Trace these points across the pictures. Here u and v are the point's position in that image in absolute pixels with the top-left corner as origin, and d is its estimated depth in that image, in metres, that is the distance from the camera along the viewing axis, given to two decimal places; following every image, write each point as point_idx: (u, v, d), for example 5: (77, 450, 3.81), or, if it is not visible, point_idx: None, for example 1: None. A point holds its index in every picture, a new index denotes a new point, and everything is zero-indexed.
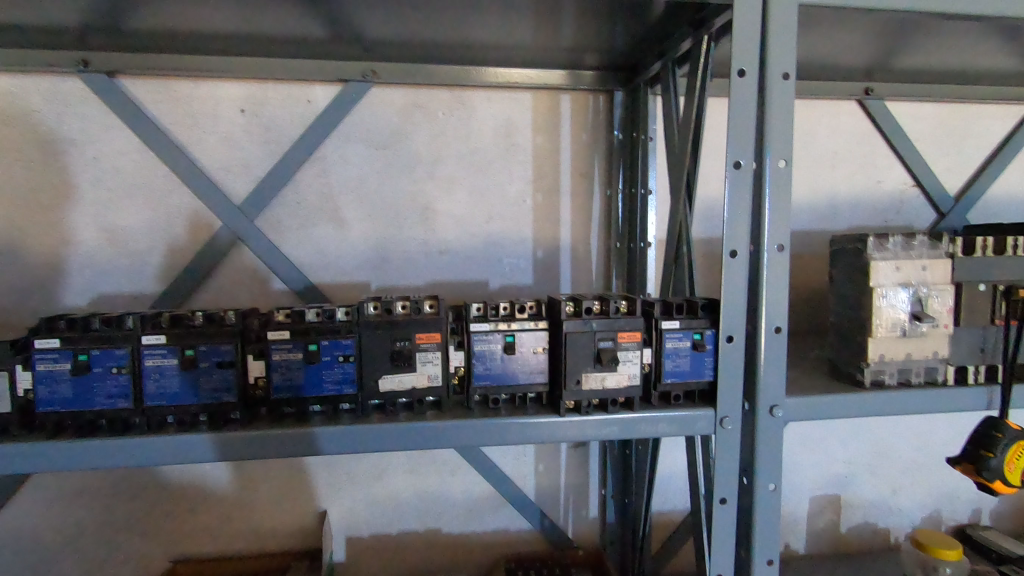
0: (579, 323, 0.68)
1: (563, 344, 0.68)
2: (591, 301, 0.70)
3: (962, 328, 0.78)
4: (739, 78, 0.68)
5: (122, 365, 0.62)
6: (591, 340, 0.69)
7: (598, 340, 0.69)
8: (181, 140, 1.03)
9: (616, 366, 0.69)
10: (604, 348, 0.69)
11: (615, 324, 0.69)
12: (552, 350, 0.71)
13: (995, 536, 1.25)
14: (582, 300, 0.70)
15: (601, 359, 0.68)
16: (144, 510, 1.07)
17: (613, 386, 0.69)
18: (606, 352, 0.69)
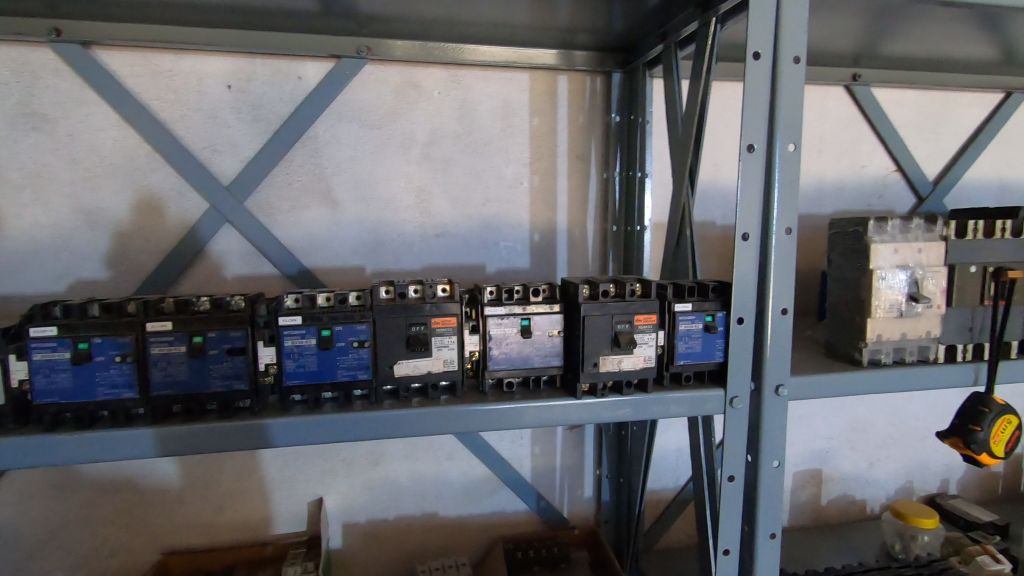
0: (596, 306, 0.68)
1: (580, 328, 0.68)
2: (607, 284, 0.70)
3: (953, 308, 0.81)
4: (754, 61, 0.68)
5: (126, 353, 0.59)
6: (609, 323, 0.69)
7: (615, 323, 0.69)
8: (164, 117, 0.97)
9: (634, 348, 0.69)
10: (621, 330, 0.69)
11: (631, 307, 0.69)
12: (568, 334, 0.70)
13: (963, 505, 1.32)
14: (598, 283, 0.70)
15: (619, 341, 0.68)
16: (130, 503, 1.04)
17: (629, 368, 0.69)
18: (623, 334, 0.69)
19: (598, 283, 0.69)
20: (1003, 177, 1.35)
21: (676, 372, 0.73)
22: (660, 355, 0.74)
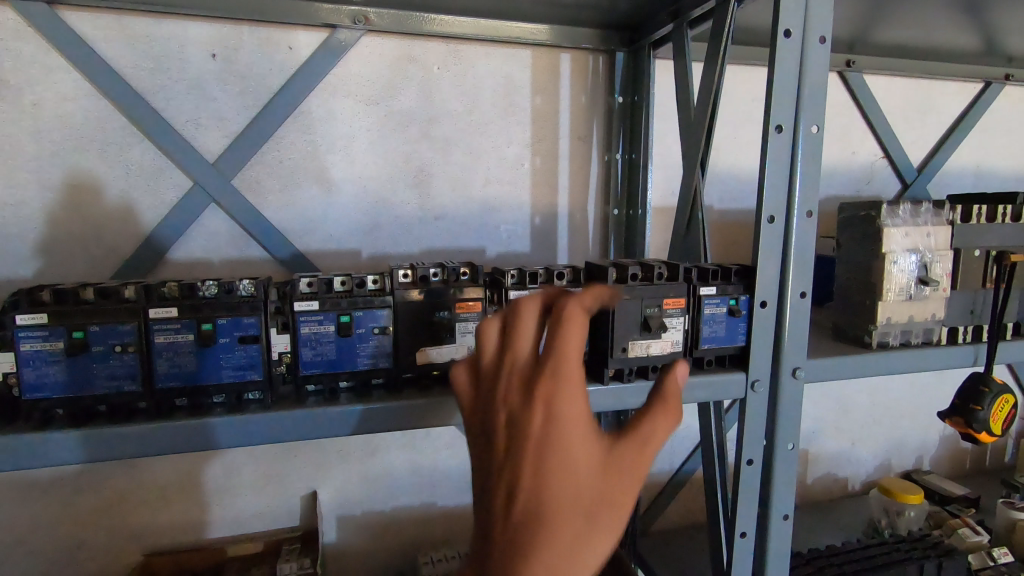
0: (625, 290, 0.67)
1: (610, 315, 0.66)
2: (635, 267, 0.69)
3: (958, 291, 0.83)
4: (785, 39, 0.66)
5: (127, 343, 0.55)
6: (638, 309, 0.68)
7: (645, 307, 0.68)
8: (141, 88, 0.90)
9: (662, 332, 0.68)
10: (651, 315, 0.68)
11: (660, 292, 0.69)
12: (596, 320, 0.69)
13: (938, 480, 1.38)
14: (626, 266, 0.69)
15: (648, 326, 0.68)
16: (108, 503, 0.97)
17: (657, 352, 0.69)
18: (653, 319, 0.68)
19: (627, 266, 0.69)
20: (980, 166, 1.39)
21: (701, 356, 0.73)
22: (688, 339, 0.73)
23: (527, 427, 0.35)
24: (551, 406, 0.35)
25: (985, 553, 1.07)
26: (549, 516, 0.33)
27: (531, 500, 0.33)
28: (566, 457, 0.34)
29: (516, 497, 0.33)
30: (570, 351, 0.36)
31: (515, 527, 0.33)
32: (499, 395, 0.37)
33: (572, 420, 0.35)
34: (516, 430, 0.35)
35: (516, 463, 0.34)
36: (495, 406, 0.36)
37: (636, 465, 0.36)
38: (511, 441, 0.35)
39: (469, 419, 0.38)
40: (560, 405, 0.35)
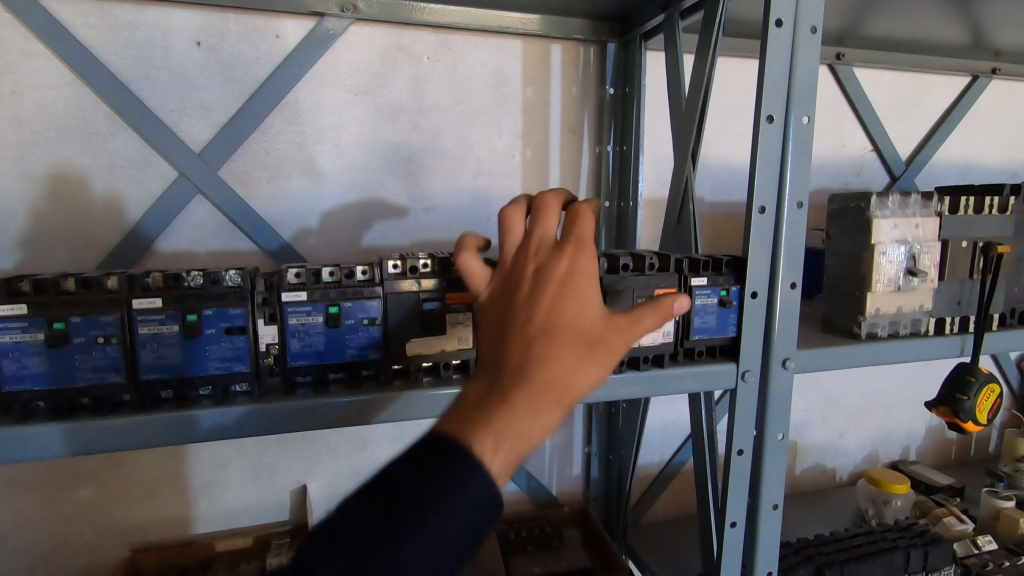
0: (618, 280, 0.68)
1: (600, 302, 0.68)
2: (627, 258, 0.69)
3: (945, 282, 0.83)
4: (776, 29, 0.66)
5: (109, 334, 0.54)
6: (629, 299, 0.69)
7: (636, 298, 0.69)
8: (124, 76, 0.88)
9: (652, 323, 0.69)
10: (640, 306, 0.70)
11: (652, 282, 0.70)
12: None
13: (924, 470, 1.39)
14: (617, 257, 0.69)
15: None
16: (94, 498, 0.96)
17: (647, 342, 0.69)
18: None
19: (618, 257, 0.68)
20: (966, 159, 1.41)
21: (692, 346, 0.73)
22: (680, 329, 0.73)
23: (553, 271, 0.48)
24: (573, 265, 0.49)
25: (970, 541, 1.09)
26: (562, 330, 0.46)
27: (550, 318, 0.47)
28: (581, 298, 0.48)
29: (538, 313, 0.47)
30: (585, 228, 0.50)
31: (530, 337, 0.46)
32: (533, 253, 0.51)
33: (590, 273, 0.48)
34: (544, 272, 0.49)
35: (539, 293, 0.48)
36: (529, 258, 0.51)
37: (634, 324, 0.48)
38: (538, 278, 0.49)
39: (506, 268, 0.53)
40: (577, 262, 0.49)
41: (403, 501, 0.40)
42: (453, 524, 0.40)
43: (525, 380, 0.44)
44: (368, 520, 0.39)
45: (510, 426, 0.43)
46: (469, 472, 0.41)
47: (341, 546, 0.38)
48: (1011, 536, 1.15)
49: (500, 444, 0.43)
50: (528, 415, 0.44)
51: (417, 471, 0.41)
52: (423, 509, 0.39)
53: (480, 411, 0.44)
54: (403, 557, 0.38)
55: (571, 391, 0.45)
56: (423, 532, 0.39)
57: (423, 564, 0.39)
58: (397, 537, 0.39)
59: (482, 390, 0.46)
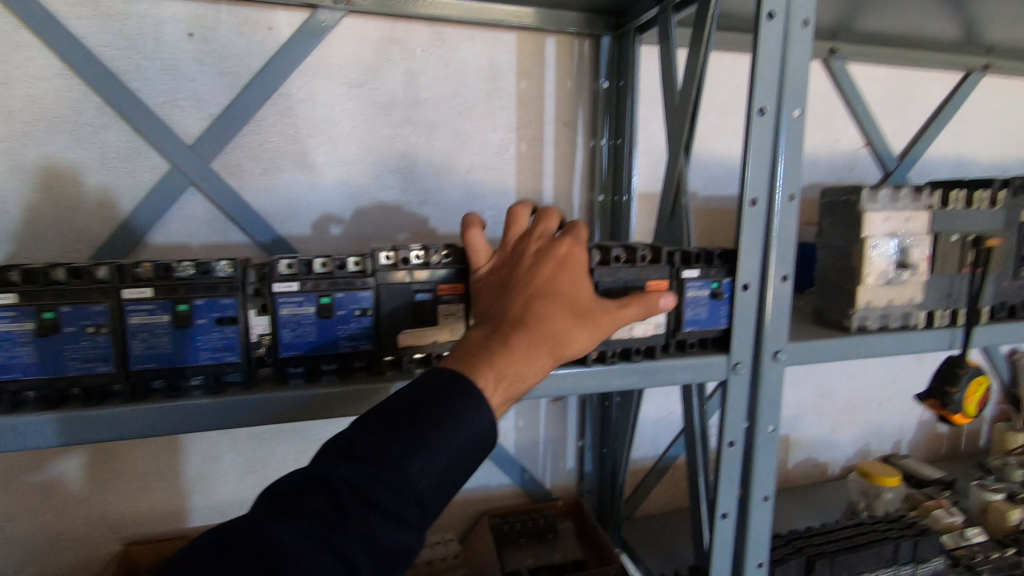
0: (609, 271, 0.68)
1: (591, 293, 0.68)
2: (620, 249, 0.69)
3: (935, 276, 0.83)
4: (768, 21, 0.66)
5: (99, 324, 0.54)
6: (620, 290, 0.69)
7: (627, 289, 0.69)
8: (115, 67, 0.87)
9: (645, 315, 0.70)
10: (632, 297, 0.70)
11: (643, 274, 0.70)
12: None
13: (915, 463, 1.40)
14: (609, 249, 0.69)
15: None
16: (86, 492, 0.96)
17: (640, 334, 0.70)
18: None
19: (610, 248, 0.68)
20: (958, 154, 1.41)
21: (685, 339, 0.73)
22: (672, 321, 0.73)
23: (552, 252, 0.59)
24: (570, 247, 0.60)
25: (959, 532, 1.09)
26: (557, 296, 0.56)
27: (548, 285, 0.56)
28: (573, 275, 0.58)
29: (535, 281, 0.57)
30: (580, 226, 0.64)
31: (532, 294, 0.56)
32: (533, 241, 0.62)
33: (581, 259, 0.60)
34: (544, 253, 0.59)
35: (542, 262, 0.59)
36: (530, 244, 0.62)
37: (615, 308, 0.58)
38: (539, 256, 0.59)
39: (508, 252, 0.63)
40: (573, 246, 0.60)
41: (413, 420, 0.47)
42: (455, 442, 0.47)
43: (525, 327, 0.53)
44: (384, 435, 0.46)
45: (508, 361, 0.51)
46: (471, 396, 0.48)
47: (360, 454, 0.45)
48: (1001, 528, 1.15)
49: (497, 376, 0.51)
50: (523, 356, 0.52)
51: (427, 396, 0.49)
52: (431, 426, 0.47)
53: (483, 349, 0.53)
54: (412, 465, 0.45)
55: (561, 344, 0.54)
56: (430, 447, 0.46)
57: (428, 473, 0.46)
58: (408, 450, 0.46)
59: (484, 336, 0.54)
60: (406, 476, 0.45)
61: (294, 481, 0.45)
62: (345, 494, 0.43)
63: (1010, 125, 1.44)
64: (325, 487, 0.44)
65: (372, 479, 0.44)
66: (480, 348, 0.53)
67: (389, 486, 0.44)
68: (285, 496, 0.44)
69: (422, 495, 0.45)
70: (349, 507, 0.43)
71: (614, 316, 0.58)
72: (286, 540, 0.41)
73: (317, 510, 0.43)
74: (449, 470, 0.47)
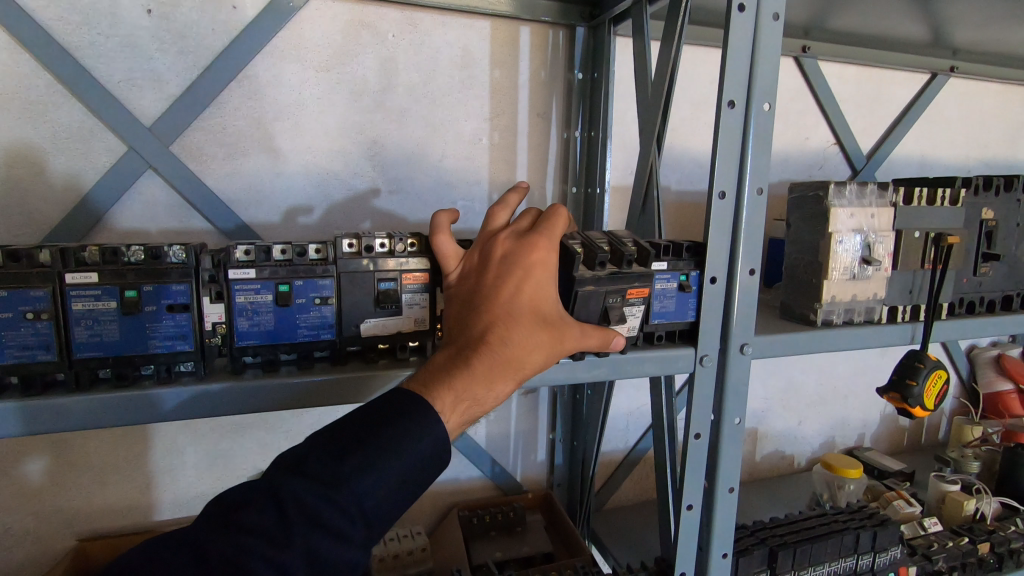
0: (592, 282, 0.65)
1: (572, 300, 0.65)
2: (606, 255, 0.66)
3: (898, 272, 0.85)
4: (739, 13, 0.66)
5: (40, 309, 0.52)
6: (600, 299, 0.67)
7: (607, 298, 0.67)
8: (67, 43, 0.83)
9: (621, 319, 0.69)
10: (612, 306, 0.68)
11: (624, 284, 0.67)
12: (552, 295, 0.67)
13: (877, 456, 1.44)
14: (598, 254, 0.65)
15: (607, 316, 0.68)
16: (37, 487, 0.92)
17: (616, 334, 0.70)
18: (614, 309, 0.68)
19: (596, 255, 0.65)
20: (924, 154, 1.44)
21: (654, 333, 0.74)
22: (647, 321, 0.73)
23: (520, 261, 0.57)
24: (541, 254, 0.57)
25: (916, 523, 1.13)
26: (521, 315, 0.55)
27: (512, 302, 0.55)
28: (539, 289, 0.57)
29: (501, 297, 0.55)
30: (556, 227, 0.60)
31: (498, 312, 0.54)
32: (502, 242, 0.59)
33: (549, 269, 0.58)
34: (511, 261, 0.57)
35: (510, 272, 0.56)
36: (499, 246, 0.59)
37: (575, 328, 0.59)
38: (507, 265, 0.57)
39: (476, 252, 0.60)
40: (545, 255, 0.58)
41: (365, 440, 0.47)
42: (402, 468, 0.47)
43: (487, 353, 0.53)
44: (335, 452, 0.46)
45: (471, 387, 0.52)
46: (423, 416, 0.49)
47: (310, 470, 0.45)
48: (957, 518, 1.19)
49: (460, 403, 0.52)
50: (485, 381, 0.52)
51: (379, 419, 0.49)
52: (381, 447, 0.47)
53: (445, 371, 0.53)
54: (360, 484, 0.45)
55: (523, 366, 0.55)
56: (380, 471, 0.46)
57: (376, 494, 0.46)
58: (358, 469, 0.45)
59: (447, 356, 0.55)
60: (355, 494, 0.44)
61: (241, 493, 0.44)
62: (294, 514, 0.43)
63: (974, 127, 1.47)
64: (271, 501, 0.43)
65: (320, 498, 0.43)
66: (444, 371, 0.53)
67: (335, 503, 0.44)
68: (228, 511, 0.43)
69: (370, 514, 0.46)
70: (295, 524, 0.42)
71: (573, 337, 0.59)
72: (226, 556, 0.40)
73: (262, 528, 0.42)
74: (401, 473, 0.47)
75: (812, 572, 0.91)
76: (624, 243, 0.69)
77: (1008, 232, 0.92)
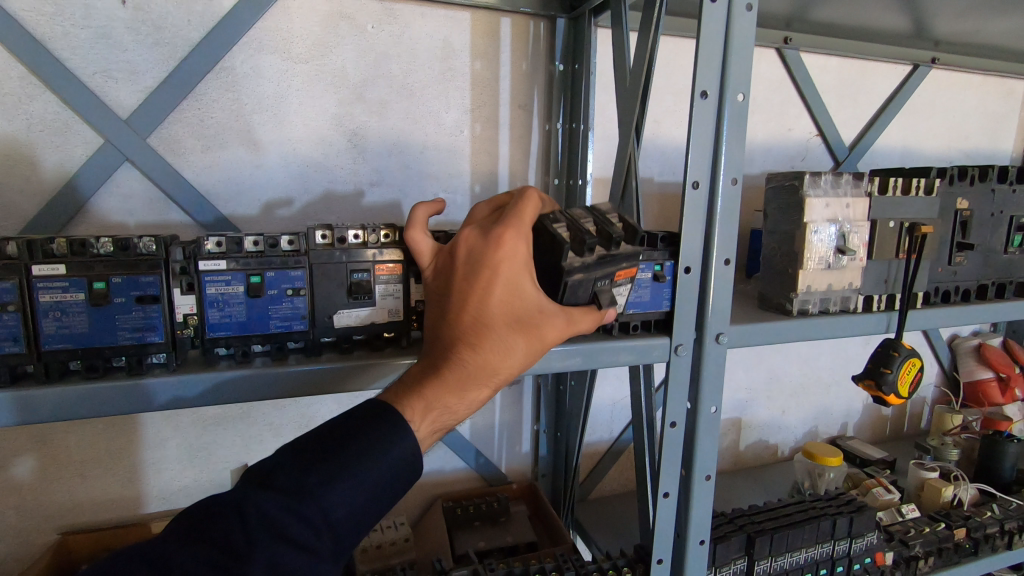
0: (580, 271, 0.62)
1: (561, 289, 0.63)
2: (595, 240, 0.62)
3: (874, 261, 0.86)
4: (711, 4, 0.66)
5: (7, 302, 0.52)
6: (591, 283, 0.64)
7: (597, 283, 0.65)
8: (40, 34, 0.82)
9: (613, 302, 0.67)
10: (602, 289, 0.66)
11: (613, 267, 0.65)
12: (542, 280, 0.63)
13: (860, 445, 1.45)
14: (586, 241, 0.61)
15: (598, 301, 0.66)
16: (17, 482, 0.92)
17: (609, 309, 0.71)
18: (603, 292, 0.66)
19: (585, 241, 0.61)
20: (906, 146, 1.45)
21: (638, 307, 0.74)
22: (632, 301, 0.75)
23: (484, 262, 0.55)
24: (507, 252, 0.55)
25: (895, 509, 1.14)
26: (491, 319, 0.54)
27: (480, 306, 0.54)
28: (509, 289, 0.55)
29: (468, 302, 0.54)
30: (524, 216, 0.57)
31: (464, 319, 0.54)
32: (470, 238, 0.58)
33: (519, 265, 0.56)
34: (478, 262, 0.55)
35: (475, 274, 0.55)
36: (465, 243, 0.57)
37: (555, 322, 0.58)
38: (472, 266, 0.55)
39: (446, 248, 0.60)
40: (511, 250, 0.55)
41: (334, 451, 0.47)
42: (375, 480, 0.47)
43: (456, 362, 0.54)
44: (305, 465, 0.47)
45: (442, 398, 0.53)
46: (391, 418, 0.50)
47: (279, 483, 0.45)
48: (934, 505, 1.21)
49: (431, 414, 0.52)
50: (457, 391, 0.53)
51: (347, 431, 0.49)
52: (349, 459, 0.47)
53: (419, 381, 0.54)
54: (328, 494, 0.46)
55: (497, 368, 0.55)
56: (348, 480, 0.46)
57: (346, 505, 0.46)
58: (327, 480, 0.46)
59: (424, 365, 0.56)
60: (320, 504, 0.45)
61: None
62: (258, 522, 0.43)
63: (955, 118, 1.48)
64: (240, 506, 0.44)
65: (286, 509, 0.44)
66: (419, 379, 0.54)
67: (299, 514, 0.44)
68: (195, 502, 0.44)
69: (336, 528, 0.46)
70: (260, 517, 0.43)
71: (555, 330, 0.58)
72: (192, 561, 0.41)
73: (228, 535, 0.42)
74: (368, 486, 0.47)
75: (789, 557, 0.93)
76: (611, 223, 0.65)
77: (982, 222, 0.93)
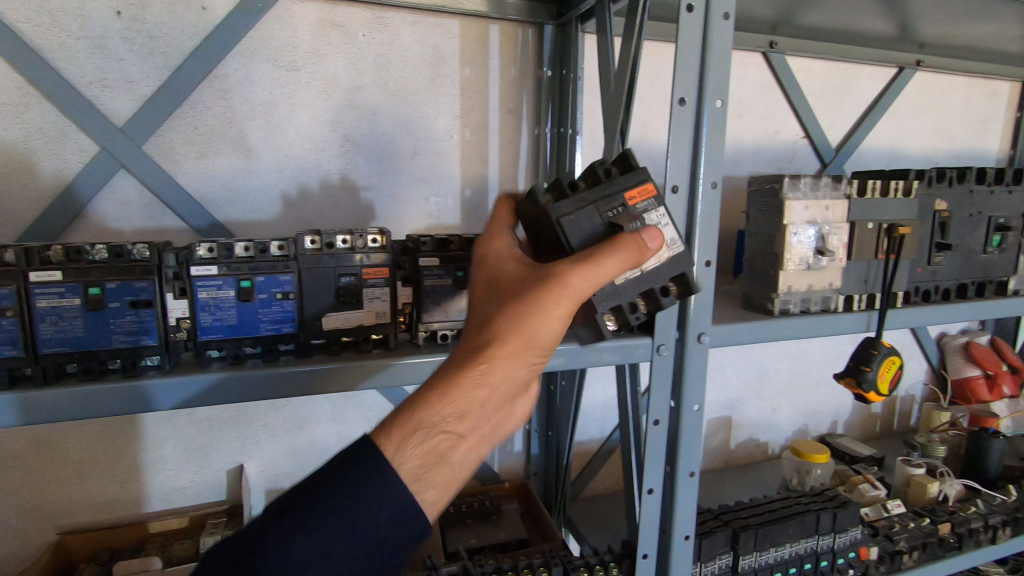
0: (569, 203, 0.61)
1: (559, 232, 0.60)
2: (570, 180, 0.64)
3: (853, 262, 0.88)
4: (687, 14, 0.68)
5: (6, 307, 0.54)
6: (594, 214, 0.62)
7: (604, 212, 0.62)
8: (37, 45, 0.84)
9: (636, 227, 0.62)
10: (617, 216, 0.62)
11: (615, 191, 0.63)
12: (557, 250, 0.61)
13: (850, 442, 1.47)
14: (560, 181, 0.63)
15: (617, 227, 0.61)
16: (17, 483, 0.94)
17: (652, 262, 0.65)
18: (621, 218, 0.62)
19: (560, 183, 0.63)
20: (892, 147, 1.47)
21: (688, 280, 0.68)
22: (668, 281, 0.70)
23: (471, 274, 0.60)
24: (484, 256, 0.60)
25: (881, 505, 1.16)
26: (475, 311, 0.55)
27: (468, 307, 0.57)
28: (489, 280, 0.57)
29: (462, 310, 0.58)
30: (498, 227, 0.63)
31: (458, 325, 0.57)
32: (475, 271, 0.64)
33: (496, 263, 0.58)
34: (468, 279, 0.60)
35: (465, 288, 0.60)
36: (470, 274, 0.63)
37: (535, 276, 0.53)
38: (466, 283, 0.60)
39: None
40: (486, 252, 0.60)
41: (306, 504, 0.46)
42: (350, 524, 0.46)
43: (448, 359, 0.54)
44: (277, 513, 0.46)
45: (429, 389, 0.51)
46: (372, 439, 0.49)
47: (248, 534, 0.45)
48: (920, 500, 1.22)
49: (415, 409, 0.50)
50: (445, 380, 0.51)
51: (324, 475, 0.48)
52: (315, 513, 0.45)
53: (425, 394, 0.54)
54: (291, 551, 0.44)
55: (482, 345, 0.51)
56: (310, 534, 0.45)
57: (308, 561, 0.44)
58: (289, 534, 0.44)
59: None
60: (282, 560, 0.44)
61: None
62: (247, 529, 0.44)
63: (941, 120, 1.51)
64: None
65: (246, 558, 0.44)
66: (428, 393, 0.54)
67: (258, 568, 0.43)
68: None
69: None
70: None
71: (539, 282, 0.53)
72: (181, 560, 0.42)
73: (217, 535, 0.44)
74: (332, 537, 0.45)
75: (773, 552, 0.95)
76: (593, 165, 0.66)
77: (960, 222, 0.95)
